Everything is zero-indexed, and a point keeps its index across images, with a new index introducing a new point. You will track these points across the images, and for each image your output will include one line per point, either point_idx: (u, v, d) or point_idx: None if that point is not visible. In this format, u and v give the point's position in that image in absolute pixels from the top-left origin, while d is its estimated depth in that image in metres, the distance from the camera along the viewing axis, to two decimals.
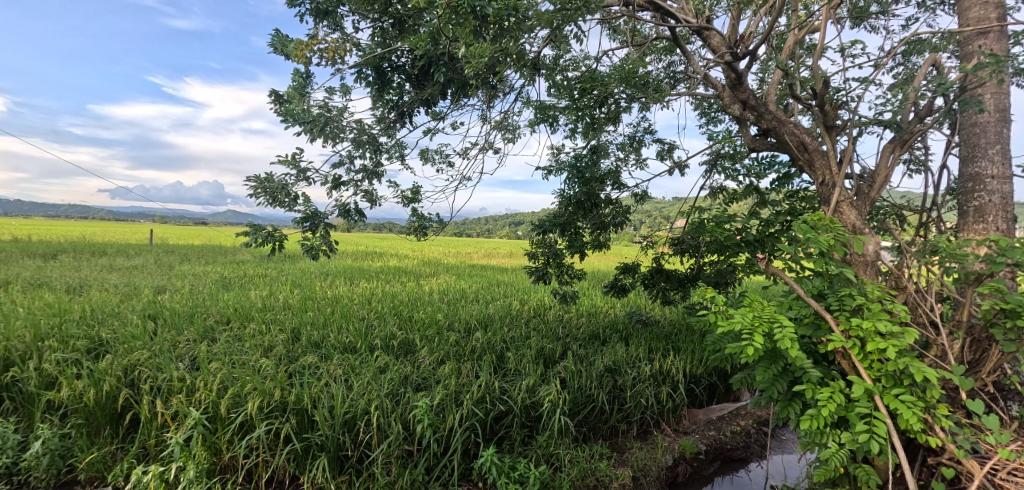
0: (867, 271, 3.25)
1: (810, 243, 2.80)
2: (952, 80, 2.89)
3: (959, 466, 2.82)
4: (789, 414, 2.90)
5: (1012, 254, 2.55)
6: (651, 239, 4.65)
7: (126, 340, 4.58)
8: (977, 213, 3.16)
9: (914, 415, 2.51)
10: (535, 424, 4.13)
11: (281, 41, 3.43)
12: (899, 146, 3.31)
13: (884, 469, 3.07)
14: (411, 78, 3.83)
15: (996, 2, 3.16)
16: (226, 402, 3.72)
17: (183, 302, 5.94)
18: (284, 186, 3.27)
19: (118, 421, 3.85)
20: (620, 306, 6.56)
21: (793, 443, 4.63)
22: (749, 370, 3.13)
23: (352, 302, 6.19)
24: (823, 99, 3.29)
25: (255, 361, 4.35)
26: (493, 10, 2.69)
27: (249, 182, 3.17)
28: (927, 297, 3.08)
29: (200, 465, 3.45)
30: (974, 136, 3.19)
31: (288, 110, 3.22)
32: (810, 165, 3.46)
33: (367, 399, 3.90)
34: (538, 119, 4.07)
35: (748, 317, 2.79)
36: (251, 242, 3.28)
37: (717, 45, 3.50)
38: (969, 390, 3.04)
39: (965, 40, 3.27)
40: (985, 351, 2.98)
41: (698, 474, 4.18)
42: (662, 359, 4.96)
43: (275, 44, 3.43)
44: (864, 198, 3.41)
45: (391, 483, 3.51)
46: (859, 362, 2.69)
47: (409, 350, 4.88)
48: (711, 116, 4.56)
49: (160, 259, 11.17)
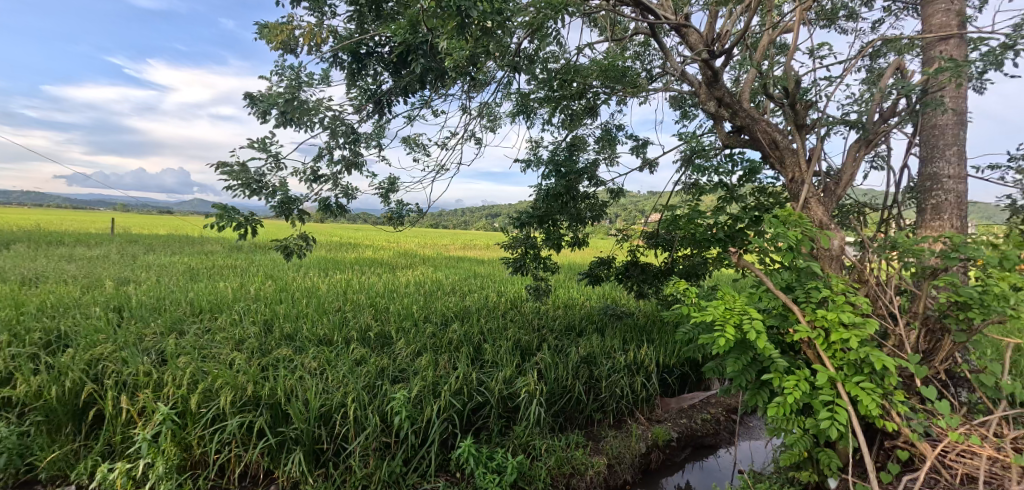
0: (832, 265, 3.49)
1: (781, 238, 2.95)
2: (915, 83, 3.07)
3: (914, 449, 3.06)
4: (757, 402, 3.07)
5: (964, 250, 2.78)
6: (626, 232, 4.90)
7: (89, 333, 4.40)
8: (934, 211, 3.37)
9: (873, 401, 2.68)
10: (512, 415, 4.19)
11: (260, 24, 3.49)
12: (865, 145, 3.49)
13: (844, 454, 3.28)
14: (389, 65, 3.86)
15: (957, 10, 3.38)
16: (196, 397, 3.66)
17: (149, 294, 5.71)
18: (251, 172, 3.22)
19: (80, 417, 3.73)
20: (595, 298, 6.63)
21: (760, 429, 4.83)
22: (719, 361, 3.27)
23: (326, 294, 6.07)
24: (794, 98, 3.45)
25: (226, 354, 4.28)
26: (478, 13, 2.89)
27: (216, 167, 3.10)
28: (887, 290, 3.32)
29: (170, 462, 3.40)
30: (933, 138, 3.40)
31: (263, 98, 3.17)
32: (780, 162, 3.62)
33: (344, 392, 3.89)
34: (518, 108, 4.14)
35: (721, 310, 2.92)
36: (223, 227, 3.23)
37: (694, 43, 3.64)
38: (923, 378, 3.29)
39: (927, 46, 3.51)
40: (938, 341, 3.23)
41: (669, 460, 4.37)
42: (636, 349, 5.06)
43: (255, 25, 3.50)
44: (831, 194, 3.60)
45: (369, 475, 3.54)
46: (823, 352, 2.85)
47: (385, 342, 4.83)
48: (685, 113, 4.65)
49: (144, 259, 8.78)
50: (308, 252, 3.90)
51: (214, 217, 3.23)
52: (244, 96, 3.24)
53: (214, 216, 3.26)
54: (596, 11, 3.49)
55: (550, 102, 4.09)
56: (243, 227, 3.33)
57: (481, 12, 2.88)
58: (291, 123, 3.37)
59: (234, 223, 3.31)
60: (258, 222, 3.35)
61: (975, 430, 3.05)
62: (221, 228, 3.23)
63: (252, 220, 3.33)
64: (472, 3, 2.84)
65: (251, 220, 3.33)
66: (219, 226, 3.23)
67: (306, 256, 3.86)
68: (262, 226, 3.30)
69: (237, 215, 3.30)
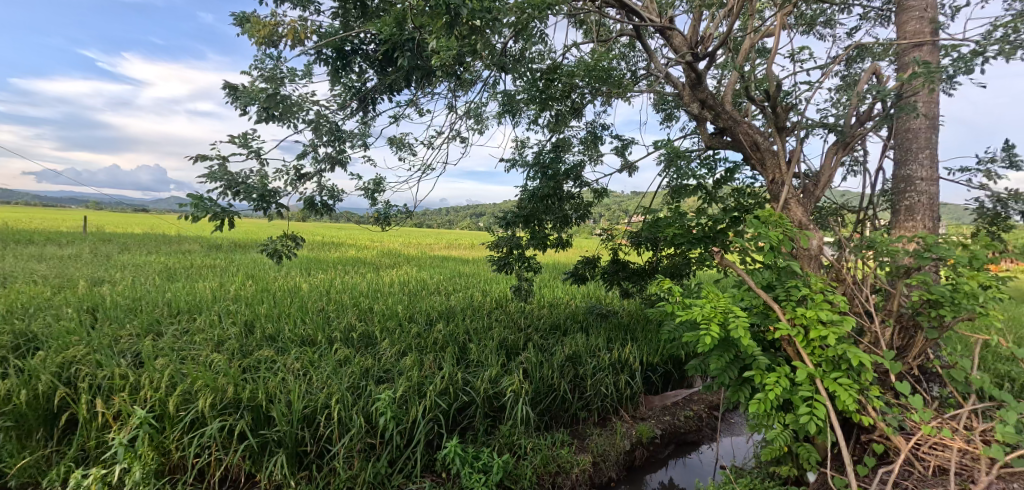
0: (811, 264, 3.59)
1: (762, 238, 3.03)
2: (890, 88, 3.16)
3: (888, 442, 3.16)
4: (739, 399, 3.13)
5: (937, 250, 2.89)
6: (610, 232, 4.89)
7: (61, 335, 4.26)
8: (907, 212, 3.49)
9: (851, 396, 2.75)
10: (498, 414, 4.19)
11: (241, 17, 3.46)
12: (842, 148, 3.59)
13: (823, 448, 3.37)
14: (374, 63, 3.83)
15: (930, 18, 3.50)
16: (174, 399, 3.56)
17: (124, 295, 5.55)
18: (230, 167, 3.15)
19: (53, 422, 3.60)
20: (580, 297, 6.66)
21: (741, 425, 4.93)
22: (702, 358, 3.33)
23: (308, 294, 5.98)
24: (775, 101, 3.52)
25: (206, 356, 4.18)
26: (468, 11, 2.87)
27: (194, 158, 3.02)
28: (863, 288, 3.42)
29: (147, 466, 3.31)
30: (907, 141, 3.52)
31: (245, 92, 3.12)
32: (761, 163, 3.70)
33: (327, 394, 3.84)
34: (504, 108, 4.14)
35: (705, 308, 2.97)
36: (198, 216, 3.13)
37: (679, 45, 3.69)
38: (898, 374, 3.40)
39: (902, 52, 3.63)
40: (911, 338, 3.34)
41: (653, 457, 4.43)
42: (620, 348, 5.11)
43: (236, 18, 3.45)
44: (809, 195, 3.69)
45: (353, 477, 3.51)
46: (803, 349, 2.92)
47: (369, 343, 4.78)
48: (669, 115, 4.72)
49: (118, 259, 8.45)
50: (296, 253, 3.84)
51: (189, 207, 3.14)
52: (226, 87, 3.18)
53: (189, 206, 3.16)
54: (582, 12, 3.52)
55: (535, 102, 4.11)
56: (220, 218, 3.25)
57: (470, 11, 2.87)
58: (273, 119, 3.31)
59: (210, 214, 3.22)
60: (235, 214, 3.27)
61: (946, 423, 3.16)
62: (195, 218, 3.14)
63: (228, 211, 3.25)
64: (461, 2, 2.82)
65: (228, 211, 3.25)
66: (194, 216, 3.14)
67: (294, 257, 3.82)
68: (238, 218, 3.21)
69: (216, 209, 3.23)
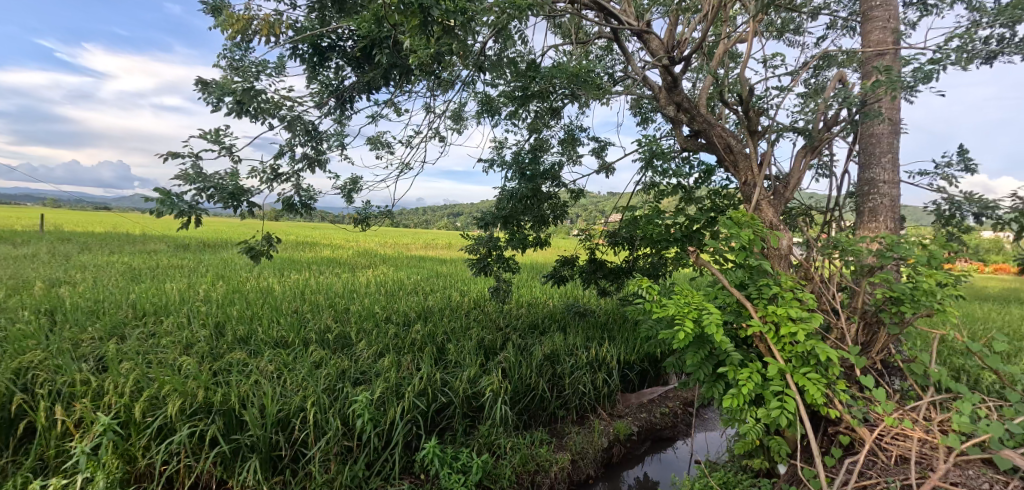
0: (781, 263, 3.72)
1: (735, 237, 3.12)
2: (855, 94, 3.30)
3: (855, 434, 3.30)
4: (714, 394, 3.21)
5: (898, 249, 3.03)
6: (587, 231, 4.91)
7: (16, 339, 4.05)
8: (871, 213, 3.65)
9: (819, 390, 2.85)
10: (476, 414, 4.18)
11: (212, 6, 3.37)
12: (810, 152, 3.73)
13: (793, 440, 3.50)
14: (351, 60, 3.77)
15: (892, 28, 3.67)
16: (141, 405, 3.42)
17: (85, 296, 5.32)
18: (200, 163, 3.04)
19: (8, 430, 3.41)
20: (557, 297, 6.71)
21: (714, 421, 5.04)
22: (679, 355, 3.40)
23: (283, 295, 5.84)
24: (748, 105, 3.63)
25: (174, 360, 4.04)
26: (440, 12, 2.86)
27: (164, 153, 2.92)
28: (830, 287, 3.55)
29: (112, 475, 3.17)
30: (871, 146, 3.68)
31: (217, 86, 3.03)
32: (734, 165, 3.81)
33: (302, 396, 3.76)
34: (482, 108, 4.15)
35: (682, 306, 3.04)
36: (163, 213, 3.00)
37: (655, 49, 3.77)
38: (863, 368, 3.55)
39: (866, 60, 3.78)
40: (875, 334, 3.49)
41: (629, 454, 4.50)
42: (597, 346, 5.17)
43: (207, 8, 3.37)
44: (780, 197, 3.81)
45: (330, 481, 3.45)
46: (774, 345, 3.02)
47: (346, 344, 4.71)
48: (645, 118, 4.81)
49: (81, 259, 8.08)
50: (274, 252, 3.76)
51: (155, 202, 3.01)
52: (197, 81, 3.08)
53: (155, 201, 3.03)
54: (560, 14, 3.55)
55: (514, 103, 4.13)
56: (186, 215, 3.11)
57: (443, 11, 2.86)
58: (247, 114, 3.23)
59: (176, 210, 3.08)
60: (202, 211, 3.15)
61: (908, 414, 3.32)
62: (160, 214, 3.00)
63: (195, 208, 3.12)
64: (433, 1, 2.82)
65: (194, 208, 3.12)
66: (159, 212, 3.01)
67: (272, 256, 3.71)
68: (206, 215, 3.10)
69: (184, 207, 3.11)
